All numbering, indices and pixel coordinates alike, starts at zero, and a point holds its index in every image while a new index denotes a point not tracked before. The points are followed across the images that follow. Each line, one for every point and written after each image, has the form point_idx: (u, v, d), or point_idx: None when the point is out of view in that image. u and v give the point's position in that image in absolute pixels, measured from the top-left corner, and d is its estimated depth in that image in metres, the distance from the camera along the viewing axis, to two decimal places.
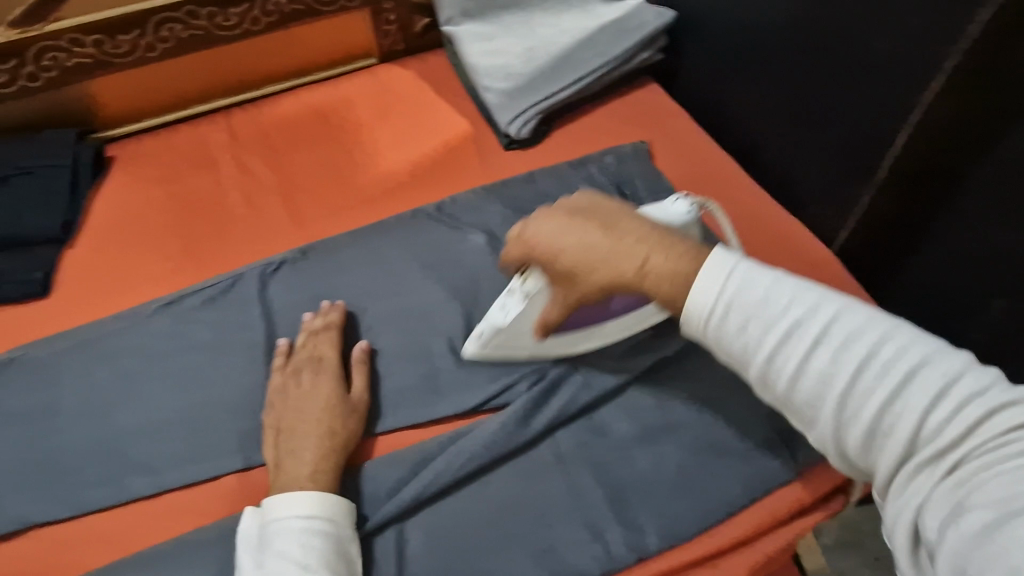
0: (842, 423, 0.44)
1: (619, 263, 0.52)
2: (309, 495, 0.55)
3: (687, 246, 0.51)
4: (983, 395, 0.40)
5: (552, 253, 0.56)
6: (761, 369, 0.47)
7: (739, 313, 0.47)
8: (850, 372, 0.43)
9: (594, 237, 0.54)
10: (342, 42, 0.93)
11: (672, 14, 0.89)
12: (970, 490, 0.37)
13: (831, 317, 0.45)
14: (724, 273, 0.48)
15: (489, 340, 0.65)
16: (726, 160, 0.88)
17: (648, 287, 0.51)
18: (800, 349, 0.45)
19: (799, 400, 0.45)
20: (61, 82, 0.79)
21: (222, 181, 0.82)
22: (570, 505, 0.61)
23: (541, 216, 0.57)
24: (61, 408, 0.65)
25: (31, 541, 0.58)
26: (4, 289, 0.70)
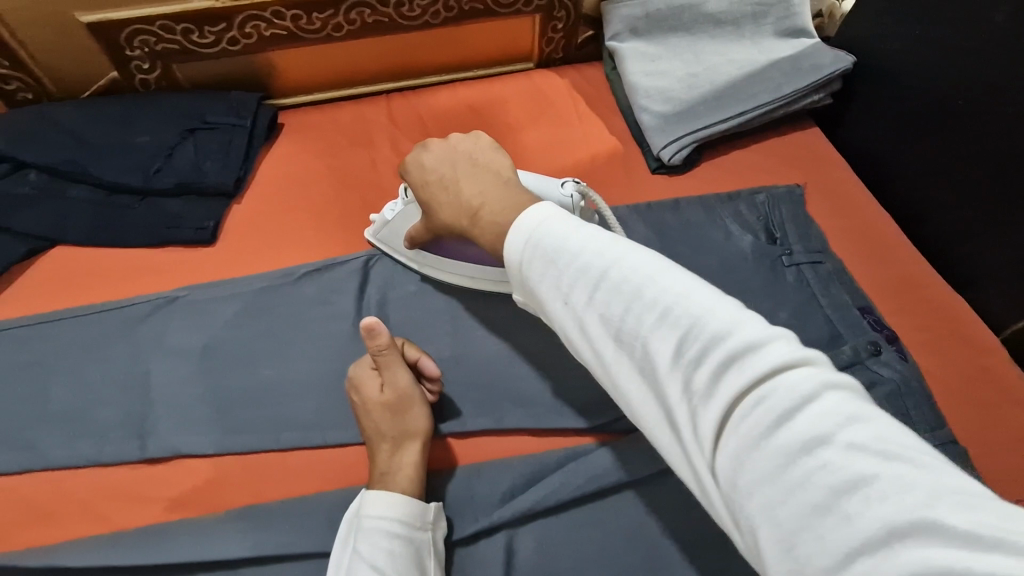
0: (623, 369, 0.44)
1: (460, 209, 0.59)
2: (405, 498, 0.57)
3: (514, 199, 0.56)
4: (735, 335, 0.38)
5: (421, 178, 0.62)
6: (562, 316, 0.48)
7: (540, 259, 0.49)
8: (625, 317, 0.43)
9: (456, 183, 0.60)
10: (507, 45, 0.96)
11: (851, 61, 0.84)
12: (741, 446, 0.35)
13: (609, 263, 0.45)
14: (542, 218, 0.50)
15: (378, 230, 0.75)
16: (886, 220, 0.82)
17: (478, 233, 0.57)
18: (584, 294, 0.46)
19: (591, 347, 0.46)
20: (256, 49, 0.85)
21: (377, 161, 0.85)
22: (686, 546, 0.60)
23: (425, 145, 0.64)
24: (214, 350, 0.69)
25: (175, 471, 0.62)
26: (179, 233, 0.76)
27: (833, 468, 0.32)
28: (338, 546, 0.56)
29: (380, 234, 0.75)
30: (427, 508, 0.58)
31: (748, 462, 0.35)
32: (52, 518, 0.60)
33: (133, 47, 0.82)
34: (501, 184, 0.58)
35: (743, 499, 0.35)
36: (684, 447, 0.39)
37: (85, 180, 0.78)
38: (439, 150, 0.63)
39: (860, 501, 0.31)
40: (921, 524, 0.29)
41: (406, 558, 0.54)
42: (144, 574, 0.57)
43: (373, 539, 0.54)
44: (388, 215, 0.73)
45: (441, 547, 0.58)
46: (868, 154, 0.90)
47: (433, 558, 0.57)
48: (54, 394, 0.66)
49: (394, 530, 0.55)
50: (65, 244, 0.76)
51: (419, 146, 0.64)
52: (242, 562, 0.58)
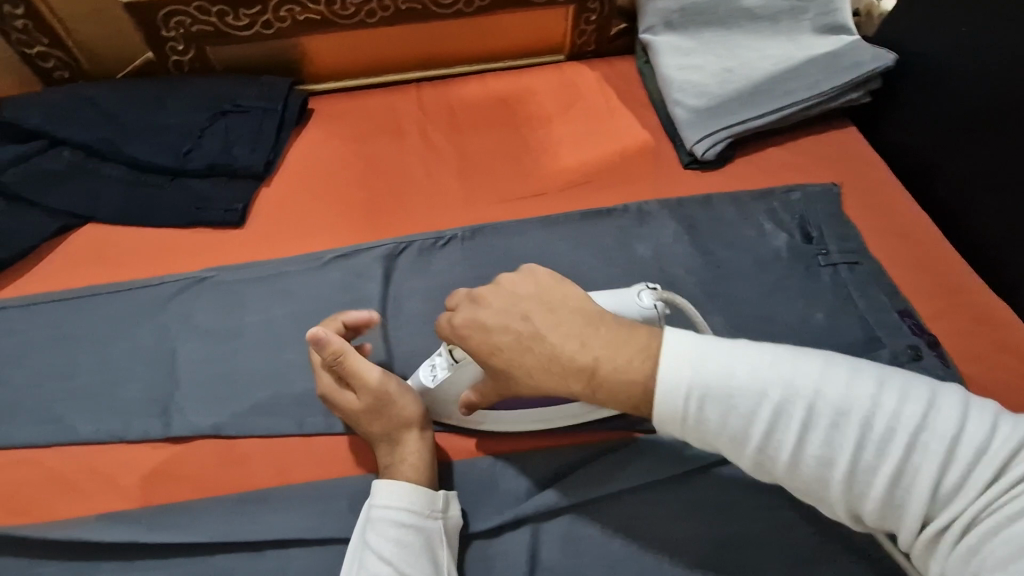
0: (852, 501, 0.42)
1: (563, 373, 0.49)
2: (409, 487, 0.56)
3: (630, 341, 0.48)
4: (980, 441, 0.38)
5: (488, 345, 0.51)
6: (757, 458, 0.44)
7: (725, 402, 0.44)
8: (854, 453, 0.41)
9: (553, 344, 0.49)
10: (539, 36, 0.95)
11: (893, 58, 0.82)
12: (990, 551, 0.37)
13: (817, 395, 0.42)
14: (698, 354, 0.45)
15: (418, 398, 0.62)
16: (926, 223, 0.80)
17: (600, 397, 0.49)
18: (792, 437, 0.42)
19: (804, 484, 0.43)
20: (289, 33, 0.85)
21: (406, 149, 0.85)
22: (714, 549, 0.58)
23: (477, 300, 0.53)
24: (240, 332, 0.69)
25: (198, 450, 0.62)
26: (208, 214, 0.76)
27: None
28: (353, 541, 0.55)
29: (423, 403, 0.63)
30: (436, 497, 0.57)
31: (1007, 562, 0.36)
32: (76, 491, 0.60)
33: (168, 27, 0.81)
34: (599, 328, 0.49)
35: None
36: (943, 562, 0.39)
37: (117, 159, 0.78)
38: (495, 303, 0.52)
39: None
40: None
41: (417, 549, 0.53)
42: (166, 551, 0.57)
43: (383, 530, 0.54)
44: (431, 384, 0.60)
45: (455, 540, 0.58)
46: (907, 155, 0.87)
47: (445, 546, 0.56)
48: (81, 369, 0.66)
49: (404, 519, 0.54)
50: (95, 222, 0.76)
51: (473, 307, 0.53)
52: (263, 543, 0.57)
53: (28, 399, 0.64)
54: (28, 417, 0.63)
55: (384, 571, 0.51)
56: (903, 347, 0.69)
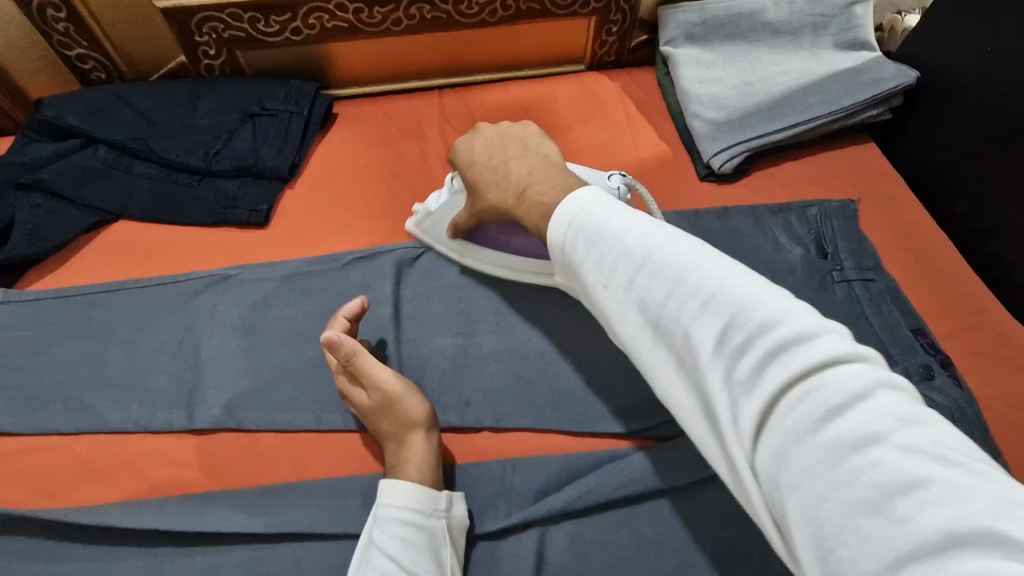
0: (663, 359, 0.43)
1: (507, 187, 0.62)
2: (412, 487, 0.57)
3: (559, 182, 0.58)
4: (783, 323, 0.37)
5: (470, 161, 0.66)
6: (602, 302, 0.48)
7: (584, 240, 0.50)
8: (667, 303, 0.43)
9: (511, 167, 0.63)
10: (561, 46, 0.96)
11: (915, 76, 0.82)
12: (784, 444, 0.34)
13: (651, 249, 0.45)
14: (582, 204, 0.52)
15: (422, 222, 0.76)
16: (943, 242, 0.80)
17: (520, 211, 0.60)
18: (626, 281, 0.46)
19: (631, 335, 0.46)
20: (317, 40, 0.87)
21: (426, 154, 0.87)
22: (720, 560, 0.59)
23: (476, 130, 0.68)
24: (262, 328, 0.71)
25: (219, 442, 0.64)
26: (234, 213, 0.78)
27: (882, 468, 0.31)
28: (361, 545, 0.57)
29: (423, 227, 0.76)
30: (440, 496, 0.58)
31: (793, 461, 0.34)
32: (103, 478, 0.62)
33: (201, 32, 0.84)
34: (546, 167, 0.62)
35: (784, 496, 0.34)
36: (722, 441, 0.38)
37: (148, 157, 0.81)
38: (488, 134, 0.68)
39: (912, 504, 0.29)
40: (984, 536, 0.27)
41: (421, 548, 0.55)
42: (186, 539, 0.59)
43: (389, 529, 0.55)
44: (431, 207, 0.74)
45: (461, 541, 0.59)
46: (928, 173, 0.87)
47: (450, 545, 0.57)
48: (109, 361, 0.69)
49: (409, 518, 0.56)
50: (127, 219, 0.79)
51: (471, 134, 0.69)
52: (278, 536, 0.59)
53: (58, 388, 0.67)
54: (58, 405, 0.66)
55: (390, 568, 0.53)
56: (916, 365, 0.69)
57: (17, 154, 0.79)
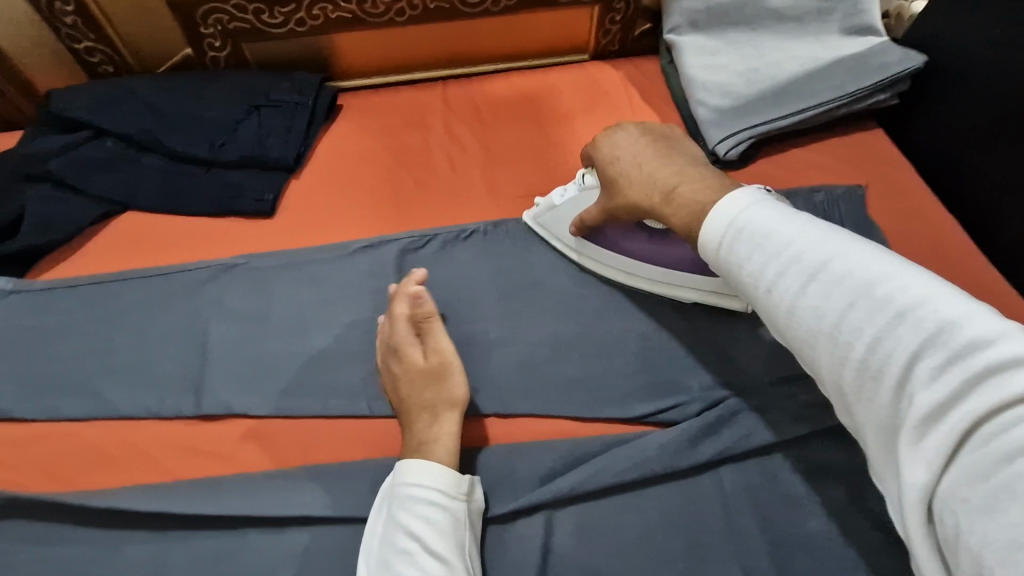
0: (834, 365, 0.43)
1: (654, 186, 0.61)
2: (443, 468, 0.57)
3: (714, 184, 0.57)
4: (992, 344, 0.36)
5: (611, 158, 0.66)
6: (762, 302, 0.48)
7: (748, 244, 0.49)
8: (848, 310, 0.43)
9: (658, 167, 0.62)
10: (564, 35, 0.96)
11: (923, 60, 0.82)
12: (975, 464, 0.35)
13: (830, 255, 0.44)
14: (745, 206, 0.50)
15: (541, 215, 0.75)
16: (953, 227, 0.80)
17: (669, 212, 0.59)
18: (797, 286, 0.46)
19: (798, 338, 0.46)
20: (320, 31, 0.88)
21: (431, 144, 0.87)
22: (728, 543, 0.58)
23: (622, 127, 0.68)
24: (270, 316, 0.71)
25: (227, 428, 0.65)
26: (242, 203, 0.79)
27: None
28: (377, 519, 0.57)
29: (542, 220, 0.76)
30: (465, 480, 0.58)
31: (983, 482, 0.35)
32: (113, 462, 0.63)
33: (207, 24, 0.84)
34: (696, 168, 0.60)
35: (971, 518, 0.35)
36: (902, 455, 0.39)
37: (156, 149, 0.81)
38: (635, 132, 0.67)
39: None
40: None
41: (446, 530, 0.54)
42: (194, 523, 0.59)
43: (414, 508, 0.55)
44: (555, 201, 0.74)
45: (477, 524, 0.59)
46: (936, 158, 0.86)
47: (469, 530, 0.57)
48: (118, 348, 0.69)
49: (435, 498, 0.56)
50: (134, 209, 0.79)
51: (614, 129, 0.68)
52: (285, 520, 0.59)
53: (70, 375, 0.67)
54: (69, 392, 0.66)
55: (411, 545, 0.53)
56: None
57: (27, 145, 0.80)
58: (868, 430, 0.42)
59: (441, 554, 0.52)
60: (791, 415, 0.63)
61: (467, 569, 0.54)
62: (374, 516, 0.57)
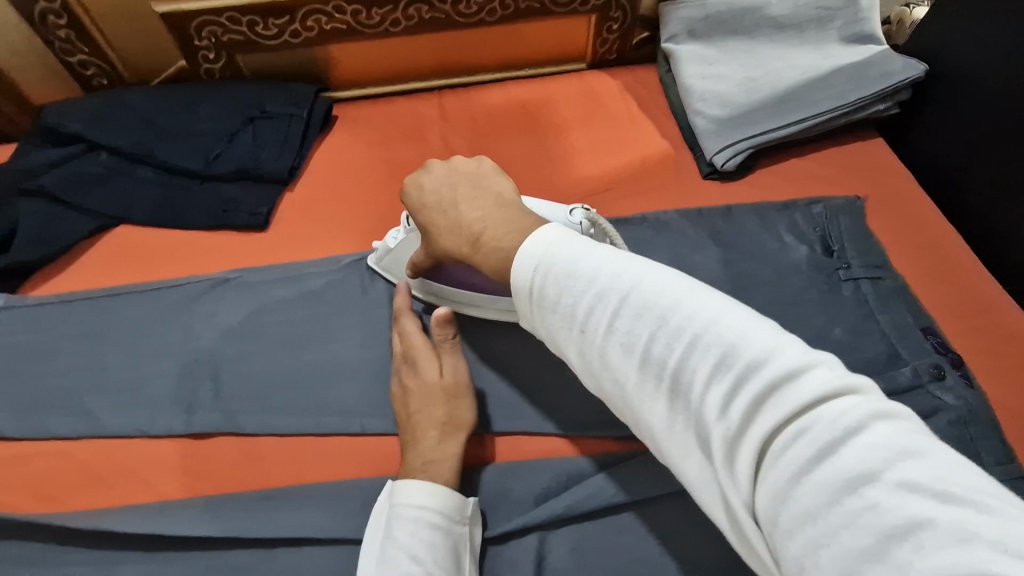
0: (648, 402, 0.41)
1: (462, 232, 0.56)
2: (444, 490, 0.57)
3: (516, 225, 0.53)
4: (772, 360, 0.36)
5: (421, 203, 0.61)
6: (576, 342, 0.45)
7: (556, 280, 0.46)
8: (651, 344, 0.41)
9: (461, 210, 0.57)
10: (561, 44, 0.95)
11: (923, 69, 0.81)
12: (781, 482, 0.34)
13: (629, 286, 0.43)
14: (552, 240, 0.48)
15: (382, 258, 0.72)
16: (954, 239, 0.79)
17: (479, 260, 0.55)
18: (605, 322, 0.44)
19: (611, 377, 0.44)
20: (315, 42, 0.87)
21: (426, 155, 0.86)
22: (725, 566, 0.57)
23: (428, 167, 0.63)
24: (262, 333, 0.71)
25: (220, 446, 0.64)
26: (235, 217, 0.78)
27: (882, 510, 0.30)
28: (375, 543, 0.56)
29: (384, 263, 0.72)
30: (467, 502, 0.58)
31: (793, 502, 0.33)
32: (104, 482, 0.62)
33: (201, 36, 0.84)
34: (501, 209, 0.56)
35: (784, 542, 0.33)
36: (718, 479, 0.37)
37: (150, 162, 0.81)
38: (440, 171, 0.62)
39: (912, 546, 0.29)
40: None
41: (440, 549, 0.55)
42: (185, 544, 0.59)
43: (408, 530, 0.55)
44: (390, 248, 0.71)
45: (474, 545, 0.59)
46: (938, 167, 0.85)
47: (469, 554, 0.57)
48: (110, 365, 0.69)
49: (437, 521, 0.56)
50: (129, 223, 0.79)
51: (418, 172, 0.63)
52: (278, 540, 0.59)
53: (61, 393, 0.67)
54: (61, 410, 0.66)
55: (416, 570, 0.53)
56: (928, 366, 0.67)
57: (21, 160, 0.79)
58: (686, 461, 0.39)
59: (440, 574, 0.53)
60: None
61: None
62: (371, 540, 0.56)
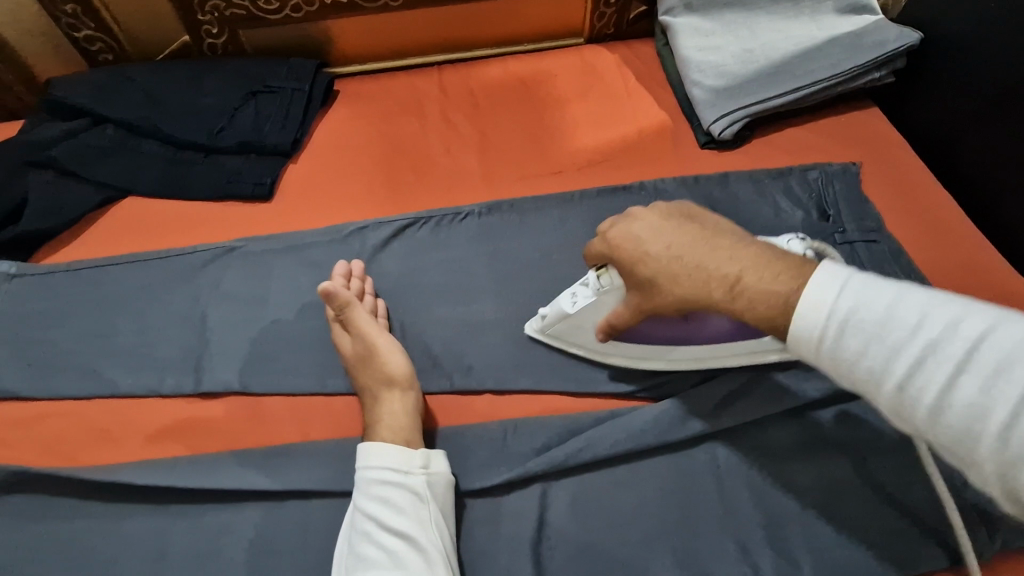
0: (1012, 472, 0.35)
1: (708, 280, 0.50)
2: (374, 445, 0.58)
3: (786, 265, 0.48)
4: None
5: (639, 256, 0.53)
6: (893, 399, 0.40)
7: (858, 334, 0.41)
8: (1015, 406, 0.35)
9: (703, 256, 0.51)
10: (558, 19, 0.96)
11: (918, 36, 0.81)
12: None
13: (971, 337, 0.37)
14: (837, 284, 0.43)
15: (551, 324, 0.65)
16: (950, 203, 0.80)
17: (740, 308, 0.49)
18: (938, 377, 0.38)
19: (947, 438, 0.38)
20: (316, 17, 0.89)
21: (427, 128, 0.87)
22: (720, 517, 0.59)
23: (633, 217, 0.56)
24: (266, 300, 0.72)
25: (227, 407, 0.66)
26: (239, 188, 0.80)
27: None
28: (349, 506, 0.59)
29: (555, 330, 0.65)
30: (412, 453, 0.58)
31: None
32: (114, 441, 0.64)
33: (204, 10, 0.86)
34: (747, 248, 0.50)
35: None
36: None
37: (155, 136, 0.82)
38: (652, 217, 0.55)
39: None
40: None
41: (393, 503, 0.56)
42: (195, 498, 0.60)
43: (371, 490, 0.57)
44: (568, 309, 0.61)
45: (450, 493, 0.59)
46: (932, 136, 0.86)
47: (433, 501, 0.57)
48: (119, 331, 0.70)
49: (387, 477, 0.57)
50: (135, 195, 0.80)
51: (628, 218, 0.56)
52: (285, 495, 0.60)
53: (72, 356, 0.69)
54: (71, 373, 0.67)
55: (368, 525, 0.55)
56: None
57: (28, 133, 0.81)
58: None
59: (398, 530, 0.54)
60: (784, 388, 0.63)
61: (431, 537, 0.55)
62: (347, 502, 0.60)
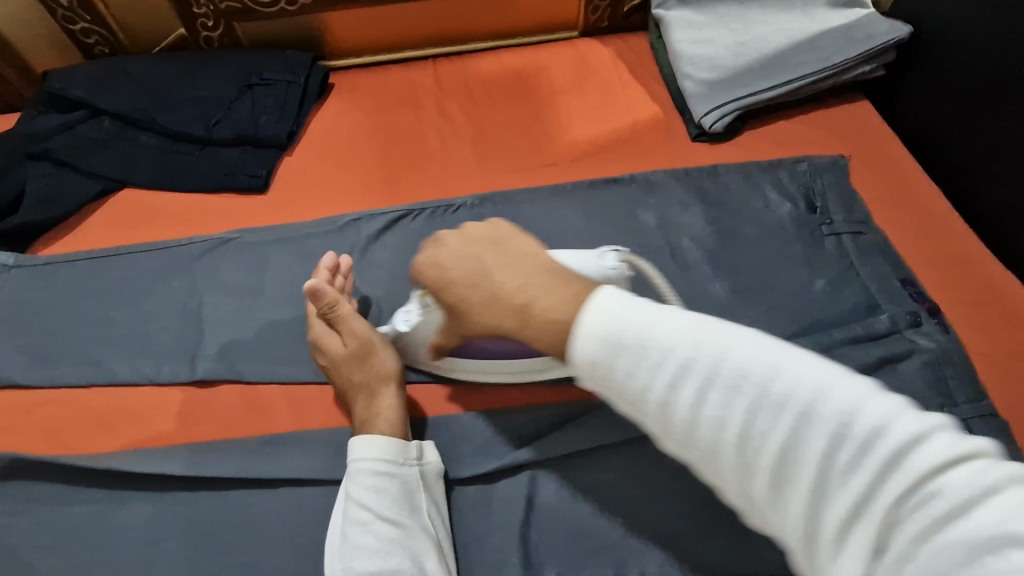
0: (747, 478, 0.38)
1: (502, 307, 0.46)
2: (375, 439, 0.59)
3: (575, 290, 0.44)
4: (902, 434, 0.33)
5: (441, 284, 0.50)
6: (655, 417, 0.41)
7: (628, 357, 0.40)
8: (748, 414, 0.38)
9: (500, 281, 0.47)
10: (552, 12, 0.97)
11: (908, 30, 0.82)
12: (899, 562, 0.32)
13: (719, 353, 0.39)
14: (615, 307, 0.42)
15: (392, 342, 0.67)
16: (937, 195, 0.80)
17: (530, 337, 0.45)
18: (691, 393, 0.39)
19: (700, 452, 0.40)
20: (311, 10, 0.89)
21: (421, 120, 0.88)
22: (706, 502, 0.60)
23: (438, 241, 0.52)
24: (261, 290, 0.73)
25: (224, 395, 0.67)
26: (235, 180, 0.81)
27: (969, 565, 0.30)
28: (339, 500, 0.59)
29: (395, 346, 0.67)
30: (410, 445, 0.60)
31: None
32: (113, 428, 0.65)
33: (200, 4, 0.86)
34: (542, 271, 0.46)
35: None
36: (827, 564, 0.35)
37: (151, 128, 0.83)
38: (455, 241, 0.51)
39: None
40: None
41: (388, 493, 0.57)
42: (192, 483, 0.62)
43: (364, 481, 0.57)
44: (400, 327, 0.64)
45: (439, 484, 0.61)
46: (923, 128, 0.87)
47: (424, 491, 0.59)
48: (116, 320, 0.71)
49: (381, 468, 0.58)
50: (132, 187, 0.81)
51: (431, 243, 0.52)
52: (280, 480, 0.61)
53: (70, 346, 0.70)
54: (70, 362, 0.69)
55: (364, 516, 0.55)
56: (904, 314, 0.70)
57: (26, 125, 0.82)
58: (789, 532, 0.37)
59: (393, 518, 0.55)
60: None
61: (425, 525, 0.57)
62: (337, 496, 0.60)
